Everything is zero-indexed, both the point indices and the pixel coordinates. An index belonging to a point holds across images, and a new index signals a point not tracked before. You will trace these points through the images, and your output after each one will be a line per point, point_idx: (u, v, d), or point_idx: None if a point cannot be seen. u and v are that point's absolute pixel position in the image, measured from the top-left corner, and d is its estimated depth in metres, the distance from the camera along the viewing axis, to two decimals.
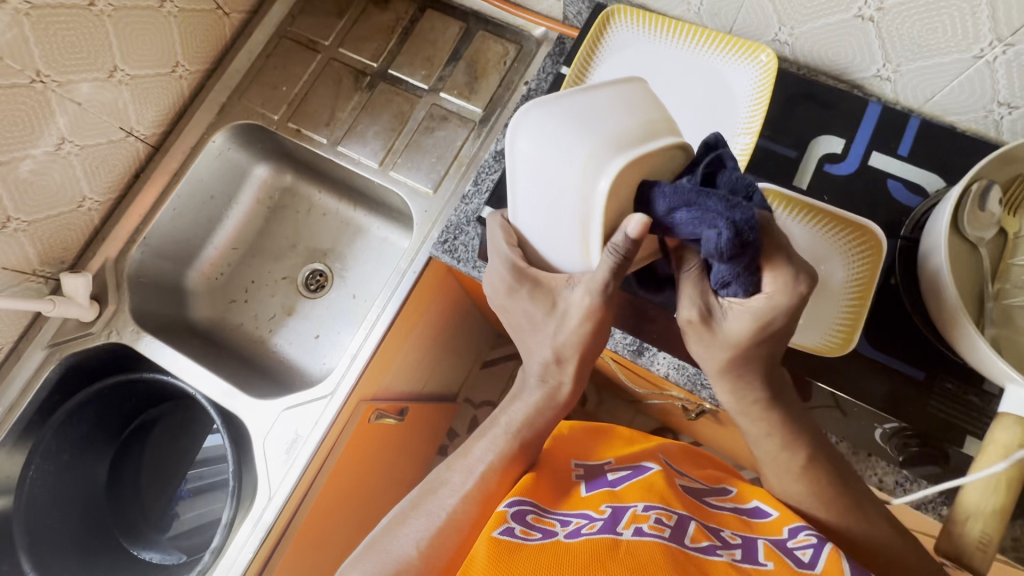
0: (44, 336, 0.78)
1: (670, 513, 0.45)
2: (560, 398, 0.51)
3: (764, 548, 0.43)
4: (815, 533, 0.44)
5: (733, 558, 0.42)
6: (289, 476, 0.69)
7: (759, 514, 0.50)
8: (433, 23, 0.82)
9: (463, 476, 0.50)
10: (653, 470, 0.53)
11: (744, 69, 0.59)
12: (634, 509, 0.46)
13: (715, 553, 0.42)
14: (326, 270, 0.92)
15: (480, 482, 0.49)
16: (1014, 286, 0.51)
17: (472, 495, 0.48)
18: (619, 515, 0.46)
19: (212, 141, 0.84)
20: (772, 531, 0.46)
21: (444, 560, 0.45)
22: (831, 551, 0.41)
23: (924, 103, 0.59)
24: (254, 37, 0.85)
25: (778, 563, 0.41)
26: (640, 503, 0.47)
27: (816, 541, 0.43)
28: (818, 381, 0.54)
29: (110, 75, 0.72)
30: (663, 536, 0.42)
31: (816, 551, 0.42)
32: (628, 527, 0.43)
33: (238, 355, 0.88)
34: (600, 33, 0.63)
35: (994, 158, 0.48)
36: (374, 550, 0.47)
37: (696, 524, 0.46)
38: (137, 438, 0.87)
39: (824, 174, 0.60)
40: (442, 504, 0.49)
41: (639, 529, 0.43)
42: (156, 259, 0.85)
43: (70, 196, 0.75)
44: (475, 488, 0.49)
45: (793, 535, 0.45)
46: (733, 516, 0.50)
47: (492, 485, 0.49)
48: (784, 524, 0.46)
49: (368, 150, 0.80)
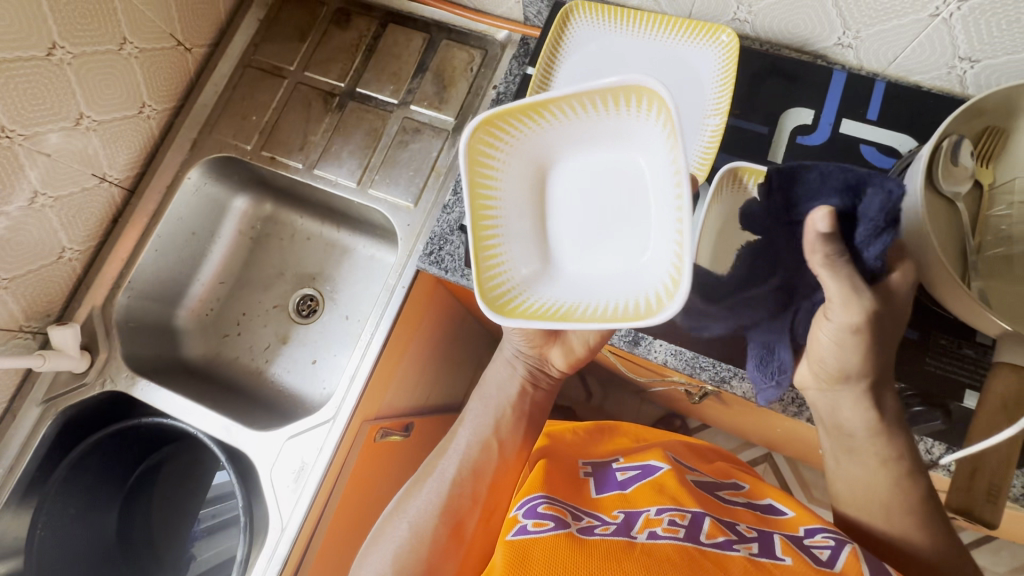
0: (37, 392, 0.77)
1: (683, 513, 0.46)
2: (519, 390, 0.59)
3: (781, 543, 0.43)
4: (833, 535, 0.44)
5: (750, 552, 0.42)
6: (300, 504, 0.69)
7: (772, 512, 0.51)
8: (396, 38, 0.82)
9: (451, 462, 0.57)
10: (663, 469, 0.53)
11: (706, 51, 0.60)
12: (647, 514, 0.47)
13: (732, 547, 0.42)
14: (316, 294, 0.91)
15: (477, 465, 0.56)
16: (994, 237, 0.51)
17: (471, 483, 0.55)
18: (632, 520, 0.47)
19: (187, 178, 0.84)
20: (787, 528, 0.47)
21: (441, 542, 0.51)
22: (849, 552, 0.40)
23: (888, 66, 0.59)
24: (219, 69, 0.85)
25: (796, 556, 0.41)
26: (652, 507, 0.48)
27: (834, 543, 0.42)
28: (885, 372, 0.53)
29: (76, 123, 0.71)
30: (678, 536, 0.43)
31: (835, 551, 0.41)
32: (642, 531, 0.44)
33: (235, 388, 0.87)
34: (561, 31, 0.63)
35: (960, 113, 0.48)
36: (385, 530, 0.54)
37: (712, 520, 0.45)
38: (143, 482, 0.86)
39: (797, 146, 0.60)
40: (435, 487, 0.55)
41: (653, 533, 0.44)
42: (143, 303, 0.85)
43: (51, 248, 0.74)
44: (474, 472, 0.55)
45: (809, 535, 0.45)
46: (747, 511, 0.50)
47: (484, 491, 0.55)
48: (801, 524, 0.47)
49: (345, 170, 0.80)
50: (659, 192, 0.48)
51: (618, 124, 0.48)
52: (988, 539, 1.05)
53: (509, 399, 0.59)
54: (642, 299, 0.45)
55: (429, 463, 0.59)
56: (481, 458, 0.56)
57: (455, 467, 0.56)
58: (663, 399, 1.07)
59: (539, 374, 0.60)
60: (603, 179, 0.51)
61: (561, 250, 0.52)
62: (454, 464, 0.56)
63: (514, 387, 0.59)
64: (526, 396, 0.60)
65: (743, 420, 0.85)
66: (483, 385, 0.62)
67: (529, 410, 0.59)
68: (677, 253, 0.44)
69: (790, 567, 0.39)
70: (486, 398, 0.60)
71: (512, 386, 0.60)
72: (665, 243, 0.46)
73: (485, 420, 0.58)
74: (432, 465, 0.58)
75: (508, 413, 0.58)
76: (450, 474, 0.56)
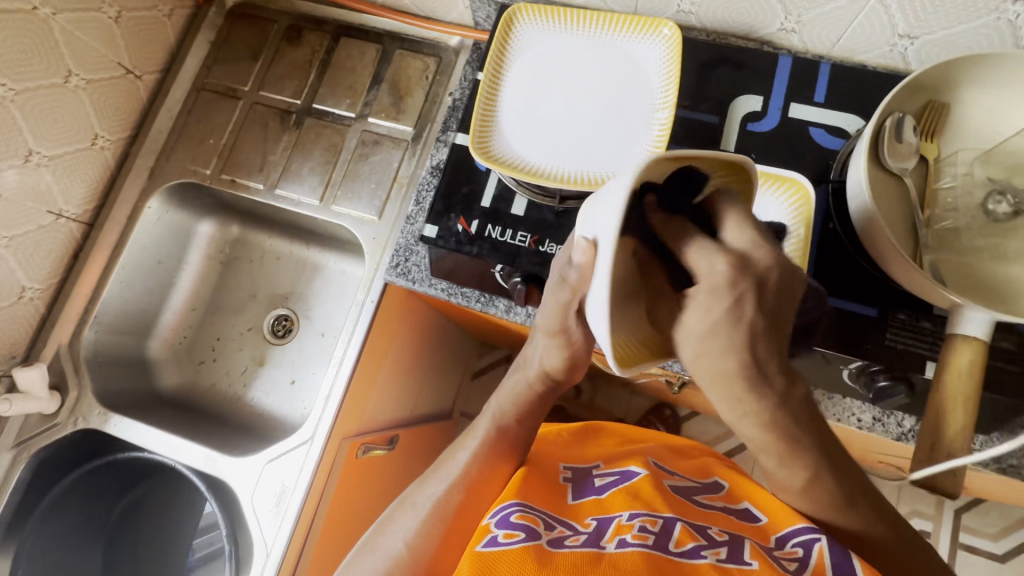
0: (7, 437, 0.75)
1: (654, 519, 0.46)
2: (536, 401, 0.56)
3: (751, 548, 0.43)
4: (801, 543, 0.44)
5: (717, 558, 0.42)
6: (282, 529, 0.68)
7: (748, 517, 0.50)
8: (349, 51, 0.82)
9: (450, 471, 0.56)
10: (640, 475, 0.54)
11: (650, 44, 0.60)
12: (618, 520, 0.47)
13: (699, 554, 0.42)
14: (291, 314, 0.90)
15: (478, 479, 0.55)
16: (942, 209, 0.51)
17: (466, 498, 0.54)
18: (604, 528, 0.47)
19: (148, 207, 0.83)
20: (763, 534, 0.47)
21: (430, 561, 0.50)
22: (817, 562, 0.42)
23: (832, 48, 0.60)
24: (172, 93, 0.84)
25: (764, 562, 0.41)
26: (624, 512, 0.48)
27: (802, 554, 0.43)
28: (852, 356, 0.52)
29: (26, 160, 0.70)
30: (647, 543, 0.43)
31: (802, 564, 0.42)
32: (612, 540, 0.44)
33: (215, 416, 0.86)
34: (506, 33, 0.63)
35: (901, 89, 0.49)
36: (375, 547, 0.52)
37: (682, 526, 0.46)
38: (128, 519, 0.85)
39: (748, 134, 0.60)
40: (424, 499, 0.54)
41: (623, 540, 0.44)
42: (112, 337, 0.83)
43: (9, 289, 0.73)
44: (468, 480, 0.54)
45: (781, 545, 0.45)
46: (720, 513, 0.51)
47: (468, 504, 0.53)
48: (773, 532, 0.47)
49: (307, 188, 0.79)
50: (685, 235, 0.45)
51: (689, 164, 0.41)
52: (976, 502, 1.07)
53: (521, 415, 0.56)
54: None
55: (422, 479, 0.57)
56: (482, 469, 0.55)
57: (459, 469, 0.55)
58: (649, 391, 1.08)
59: (554, 389, 0.57)
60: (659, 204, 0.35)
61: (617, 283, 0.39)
62: (451, 480, 0.55)
63: (529, 403, 0.56)
64: (538, 409, 0.57)
65: None
66: (489, 399, 0.59)
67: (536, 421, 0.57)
68: None
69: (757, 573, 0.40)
70: (499, 413, 0.56)
71: (526, 400, 0.56)
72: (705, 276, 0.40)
73: (488, 435, 0.56)
74: (426, 476, 0.57)
75: (517, 429, 0.56)
76: (444, 491, 0.54)
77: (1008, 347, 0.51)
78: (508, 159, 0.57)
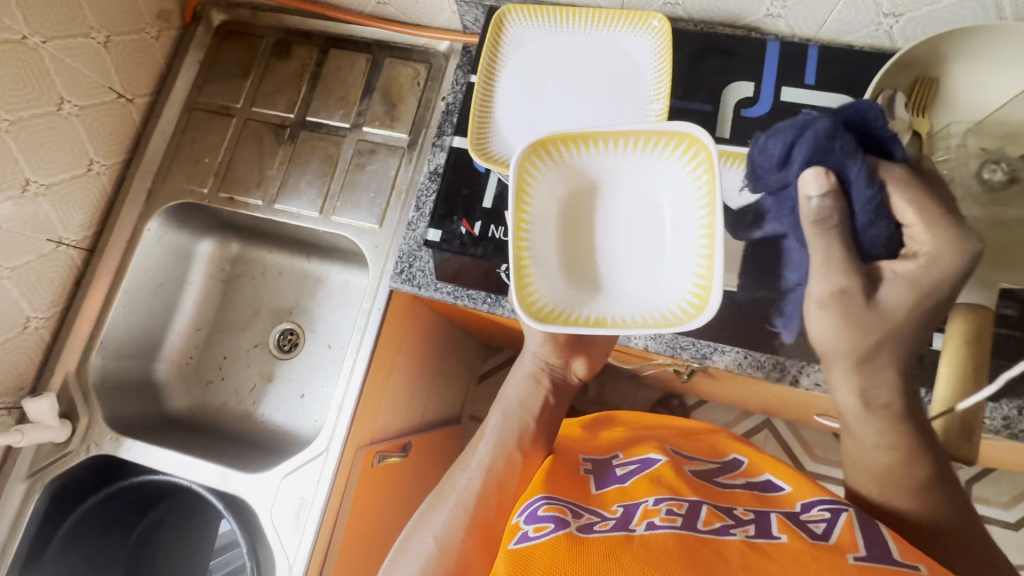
0: (20, 468, 0.75)
1: (680, 502, 0.46)
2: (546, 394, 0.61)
3: (777, 522, 0.44)
4: (827, 507, 0.45)
5: (747, 534, 0.42)
6: (303, 541, 0.68)
7: (770, 488, 0.51)
8: (339, 62, 0.82)
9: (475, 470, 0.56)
10: (660, 461, 0.55)
11: (640, 36, 0.61)
12: (645, 505, 0.47)
13: (729, 531, 0.42)
14: (296, 327, 0.90)
15: (499, 472, 0.56)
16: (938, 182, 0.52)
17: (494, 494, 0.54)
18: (631, 513, 0.47)
19: (147, 229, 0.82)
20: (786, 506, 0.47)
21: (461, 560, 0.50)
22: (843, 524, 0.42)
23: (819, 30, 0.61)
24: (165, 115, 0.84)
25: (792, 535, 0.41)
26: (650, 498, 0.48)
27: (829, 515, 0.43)
28: None
29: (23, 190, 0.70)
30: (675, 525, 0.43)
31: (830, 524, 0.42)
32: (640, 523, 0.44)
33: (227, 434, 0.86)
34: (497, 35, 0.63)
35: (889, 66, 0.51)
36: (409, 546, 0.52)
37: (708, 508, 0.46)
38: (145, 543, 0.84)
39: (741, 119, 0.61)
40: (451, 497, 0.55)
41: (651, 523, 0.44)
42: (119, 361, 0.83)
43: (13, 319, 0.73)
44: (493, 477, 0.56)
45: (806, 509, 0.46)
46: (745, 492, 0.51)
47: (495, 500, 0.54)
48: (798, 499, 0.48)
49: (305, 200, 0.80)
50: (680, 237, 0.47)
51: (649, 161, 0.48)
52: (987, 471, 1.08)
53: (533, 407, 0.60)
54: (665, 316, 0.45)
55: (450, 478, 0.58)
56: (501, 465, 0.56)
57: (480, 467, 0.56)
58: (657, 382, 1.09)
59: (561, 382, 0.63)
60: (615, 202, 0.49)
61: (583, 264, 0.48)
62: (478, 477, 0.56)
63: (538, 396, 0.61)
64: (548, 410, 0.61)
65: (734, 391, 0.87)
66: (502, 395, 0.63)
67: (550, 418, 0.61)
68: (698, 283, 0.45)
69: (786, 545, 0.40)
70: (507, 410, 0.61)
71: (532, 394, 0.61)
72: (685, 267, 0.46)
73: (507, 430, 0.59)
74: (449, 479, 0.58)
75: (531, 425, 0.59)
76: (474, 488, 0.55)
77: (1011, 314, 0.52)
78: (506, 158, 0.57)
